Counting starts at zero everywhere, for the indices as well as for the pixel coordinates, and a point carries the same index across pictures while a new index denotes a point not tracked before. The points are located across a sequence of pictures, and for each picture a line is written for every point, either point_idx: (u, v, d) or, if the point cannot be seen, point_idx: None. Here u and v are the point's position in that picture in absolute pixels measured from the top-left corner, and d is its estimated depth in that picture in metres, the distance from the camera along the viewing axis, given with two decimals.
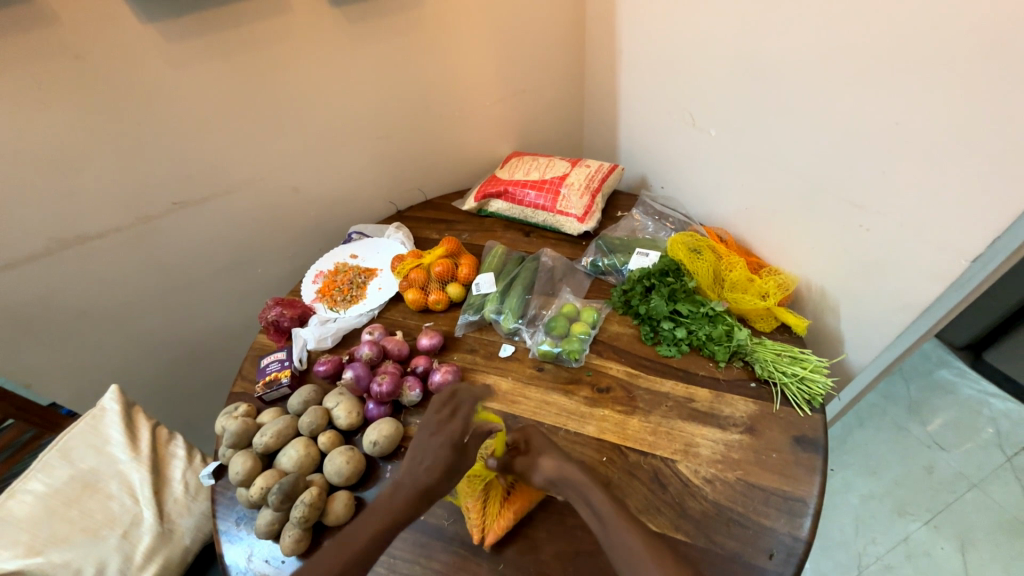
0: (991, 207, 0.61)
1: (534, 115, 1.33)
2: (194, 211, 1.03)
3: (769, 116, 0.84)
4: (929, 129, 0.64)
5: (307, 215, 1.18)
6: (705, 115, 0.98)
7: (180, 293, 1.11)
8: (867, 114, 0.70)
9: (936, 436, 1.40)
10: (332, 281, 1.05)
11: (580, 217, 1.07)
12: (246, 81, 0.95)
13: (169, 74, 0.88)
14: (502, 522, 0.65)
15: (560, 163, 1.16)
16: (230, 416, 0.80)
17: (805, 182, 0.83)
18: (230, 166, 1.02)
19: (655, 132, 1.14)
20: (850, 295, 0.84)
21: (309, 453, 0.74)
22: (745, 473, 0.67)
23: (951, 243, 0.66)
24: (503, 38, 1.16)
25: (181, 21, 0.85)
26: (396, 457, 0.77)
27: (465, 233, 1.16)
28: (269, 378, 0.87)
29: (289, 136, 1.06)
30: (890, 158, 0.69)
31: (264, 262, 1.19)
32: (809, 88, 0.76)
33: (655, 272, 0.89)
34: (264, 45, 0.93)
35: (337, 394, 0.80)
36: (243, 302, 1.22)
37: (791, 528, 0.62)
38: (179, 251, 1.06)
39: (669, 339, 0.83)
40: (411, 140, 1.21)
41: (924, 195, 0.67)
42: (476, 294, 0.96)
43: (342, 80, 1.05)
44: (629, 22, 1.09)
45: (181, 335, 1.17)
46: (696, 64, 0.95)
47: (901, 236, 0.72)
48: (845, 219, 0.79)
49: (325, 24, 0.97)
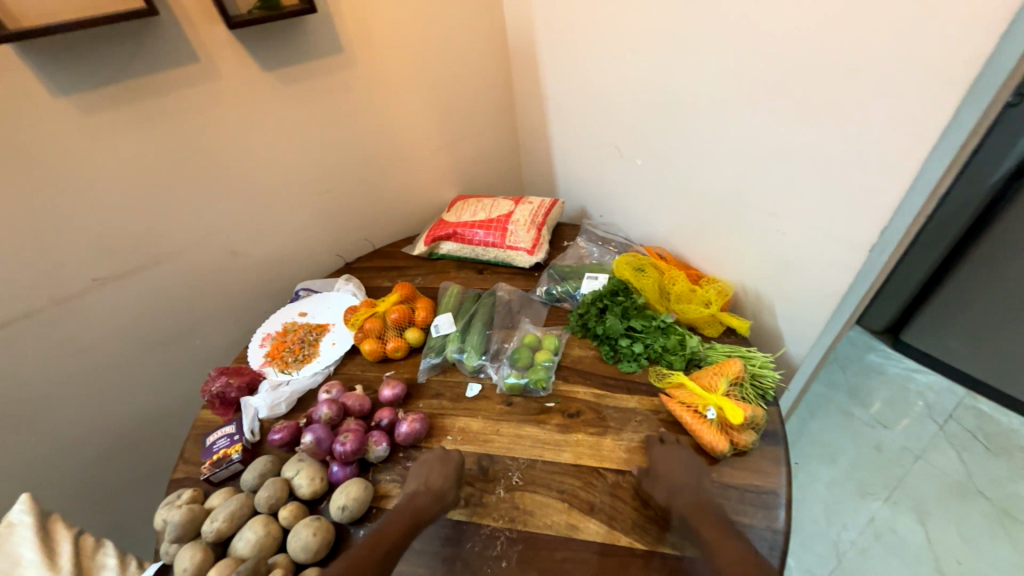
0: (871, 208, 0.71)
1: (474, 160, 1.39)
2: (122, 285, 0.97)
3: (686, 146, 0.94)
4: (819, 148, 0.74)
5: (249, 276, 1.14)
6: (628, 147, 1.07)
7: (106, 379, 1.01)
8: (765, 133, 0.80)
9: (877, 415, 1.52)
10: (281, 342, 1.00)
11: (529, 250, 1.11)
12: (175, 147, 0.93)
13: (86, 147, 0.84)
14: (708, 429, 0.71)
15: (504, 203, 1.21)
16: (173, 506, 0.71)
17: (721, 198, 0.92)
18: (162, 234, 0.98)
19: (587, 165, 1.23)
20: (779, 294, 0.92)
21: (271, 532, 0.67)
22: (718, 475, 0.69)
23: (851, 239, 0.76)
24: (437, 90, 1.22)
25: (102, 94, 0.83)
26: (368, 521, 0.72)
27: (418, 277, 1.17)
28: (216, 457, 0.80)
29: (226, 200, 1.04)
30: (787, 171, 0.79)
31: (203, 333, 1.12)
32: (713, 119, 0.86)
33: (606, 293, 0.93)
34: (192, 112, 0.92)
35: (296, 461, 0.75)
36: (182, 379, 1.13)
37: (701, 507, 0.62)
38: (107, 330, 0.98)
39: (628, 356, 0.85)
40: (353, 193, 1.22)
41: (820, 201, 0.77)
42: (436, 336, 0.95)
43: (277, 141, 1.05)
44: (550, 71, 1.19)
45: (112, 424, 1.05)
46: (617, 93, 1.04)
47: (814, 235, 0.80)
48: (764, 227, 0.87)
49: (257, 87, 0.98)
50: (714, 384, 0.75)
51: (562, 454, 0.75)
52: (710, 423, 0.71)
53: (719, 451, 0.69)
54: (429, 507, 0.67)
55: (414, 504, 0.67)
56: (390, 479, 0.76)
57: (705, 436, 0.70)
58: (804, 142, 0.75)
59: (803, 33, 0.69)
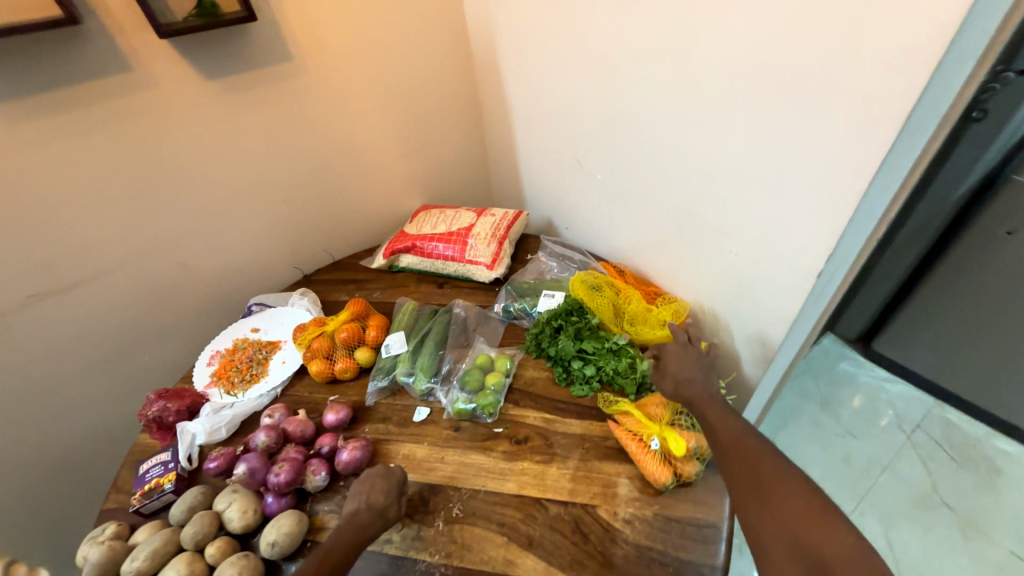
0: (818, 233, 0.70)
1: (439, 169, 1.36)
2: (58, 302, 0.92)
3: (646, 162, 0.91)
4: (768, 171, 0.72)
5: (199, 290, 1.10)
6: (589, 161, 1.05)
7: (43, 400, 0.97)
8: (719, 152, 0.77)
9: (847, 425, 1.51)
10: (228, 361, 0.97)
11: (488, 264, 1.08)
12: (113, 159, 0.89)
13: (11, 159, 0.80)
14: (652, 458, 0.69)
15: (466, 214, 1.18)
16: (93, 542, 0.68)
17: (678, 215, 0.90)
18: (101, 249, 0.94)
19: (552, 177, 1.20)
20: (735, 314, 0.90)
21: (193, 571, 0.64)
22: (661, 507, 0.68)
23: (802, 263, 0.74)
24: (397, 98, 1.19)
25: (27, 103, 0.78)
26: (300, 555, 0.69)
27: (377, 291, 1.13)
28: (148, 487, 0.76)
29: (171, 213, 0.99)
30: (738, 192, 0.78)
31: (151, 349, 1.08)
32: (670, 137, 0.84)
33: (560, 312, 0.91)
34: (129, 122, 0.88)
35: (228, 492, 0.71)
36: (129, 397, 1.08)
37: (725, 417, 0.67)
38: (42, 350, 0.93)
39: (580, 378, 0.83)
40: (311, 204, 1.18)
41: (771, 223, 0.75)
42: (386, 356, 0.92)
43: (225, 151, 1.01)
44: (513, 80, 1.16)
45: (52, 445, 1.01)
46: (576, 105, 1.01)
47: (766, 257, 0.79)
48: (719, 246, 0.86)
49: (200, 96, 0.94)
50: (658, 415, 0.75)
51: (506, 483, 0.73)
52: (654, 454, 0.70)
53: (661, 483, 0.68)
54: (372, 524, 0.64)
55: (356, 522, 0.64)
56: (327, 510, 0.73)
57: (648, 465, 0.69)
58: (753, 163, 0.73)
59: (752, 52, 0.66)
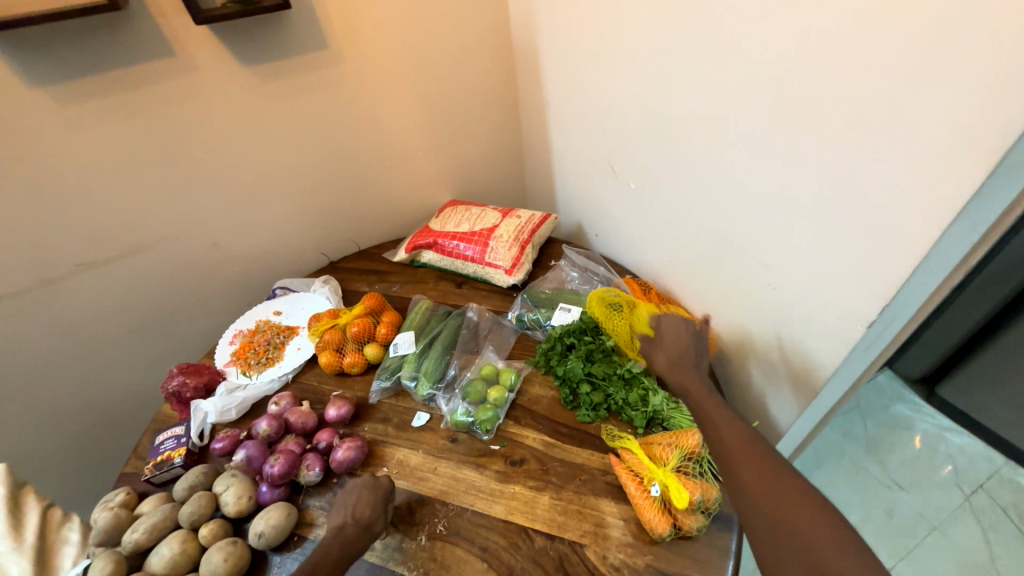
0: (871, 278, 0.60)
1: (472, 164, 1.32)
2: (102, 272, 0.99)
3: (684, 177, 0.83)
4: (819, 201, 0.62)
5: (230, 269, 1.14)
6: (624, 168, 0.98)
7: (87, 360, 1.05)
8: (765, 173, 0.68)
9: (893, 475, 1.35)
10: (248, 343, 1.00)
11: (508, 269, 1.04)
12: (153, 141, 0.92)
13: (61, 137, 0.85)
14: (653, 507, 0.64)
15: (491, 214, 1.14)
16: (105, 507, 0.72)
17: (714, 237, 0.82)
18: (141, 225, 0.99)
19: (585, 181, 1.13)
20: (768, 352, 0.81)
21: (185, 551, 0.66)
22: (654, 558, 0.62)
23: (851, 309, 0.65)
24: (432, 90, 1.16)
25: (77, 85, 0.82)
26: (286, 548, 0.70)
27: (396, 285, 1.13)
28: (160, 458, 0.80)
29: (206, 195, 1.03)
30: (783, 220, 0.69)
31: (183, 321, 1.13)
32: (711, 151, 0.75)
33: (574, 330, 0.87)
34: (169, 105, 0.91)
35: (227, 476, 0.74)
36: (162, 364, 1.15)
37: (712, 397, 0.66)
38: (87, 314, 1.00)
39: (587, 404, 0.79)
40: (340, 192, 1.19)
41: (818, 259, 0.66)
42: (393, 355, 0.91)
43: (258, 137, 1.03)
44: (552, 76, 1.10)
45: (93, 401, 1.10)
46: (615, 109, 0.93)
47: (809, 295, 0.69)
48: (757, 276, 0.77)
49: (237, 82, 0.95)
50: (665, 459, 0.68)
51: (494, 507, 0.70)
52: (653, 500, 0.64)
53: (658, 533, 0.62)
54: (359, 540, 0.64)
55: (343, 537, 0.63)
56: (317, 506, 0.74)
57: (646, 513, 0.64)
58: (803, 190, 0.64)
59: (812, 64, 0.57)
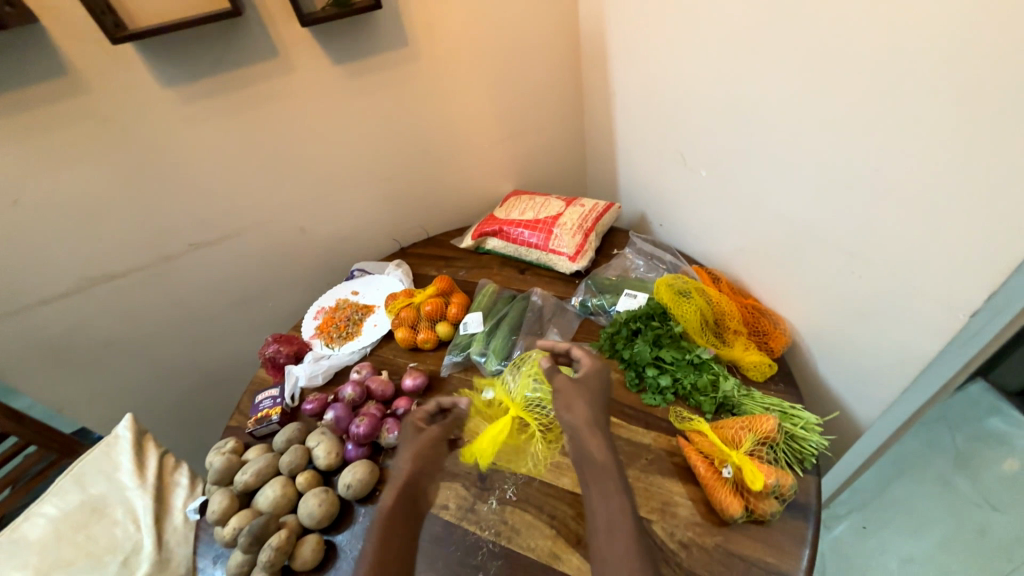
0: (973, 267, 0.57)
1: (535, 155, 1.35)
2: (210, 250, 1.12)
3: (760, 163, 0.81)
4: (916, 185, 0.59)
5: (313, 252, 1.24)
6: (694, 156, 0.96)
7: (195, 328, 1.19)
8: (854, 157, 0.66)
9: (986, 494, 1.24)
10: (331, 318, 1.09)
11: (571, 256, 1.07)
12: (256, 134, 1.03)
13: (184, 131, 0.97)
14: (725, 488, 0.64)
15: (555, 203, 1.17)
16: (218, 451, 0.83)
17: (792, 225, 0.80)
18: (243, 210, 1.11)
19: (651, 170, 1.13)
20: (848, 346, 0.78)
21: (286, 494, 0.75)
22: (724, 539, 0.63)
23: (950, 301, 0.61)
24: (500, 83, 1.20)
25: (198, 85, 0.94)
26: (370, 501, 0.77)
27: (462, 270, 1.18)
28: (260, 414, 0.90)
29: (296, 183, 1.13)
30: (872, 206, 0.65)
31: (273, 297, 1.25)
32: (793, 137, 0.73)
33: (640, 315, 0.87)
34: (269, 102, 1.01)
35: (319, 433, 0.82)
36: (254, 335, 1.29)
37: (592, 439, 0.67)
38: (197, 288, 1.14)
39: (653, 388, 0.80)
40: (412, 182, 1.26)
41: (911, 247, 0.62)
42: (464, 333, 0.97)
43: (343, 130, 1.11)
44: (620, 66, 1.10)
45: (198, 365, 1.25)
46: (687, 97, 0.92)
47: (901, 286, 0.66)
48: (839, 265, 0.74)
49: (326, 79, 1.04)
50: (739, 440, 0.68)
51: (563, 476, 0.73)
52: (725, 482, 0.65)
53: (731, 514, 0.63)
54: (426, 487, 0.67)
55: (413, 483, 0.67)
56: None
57: (717, 494, 0.64)
58: (898, 173, 0.61)
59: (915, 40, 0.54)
